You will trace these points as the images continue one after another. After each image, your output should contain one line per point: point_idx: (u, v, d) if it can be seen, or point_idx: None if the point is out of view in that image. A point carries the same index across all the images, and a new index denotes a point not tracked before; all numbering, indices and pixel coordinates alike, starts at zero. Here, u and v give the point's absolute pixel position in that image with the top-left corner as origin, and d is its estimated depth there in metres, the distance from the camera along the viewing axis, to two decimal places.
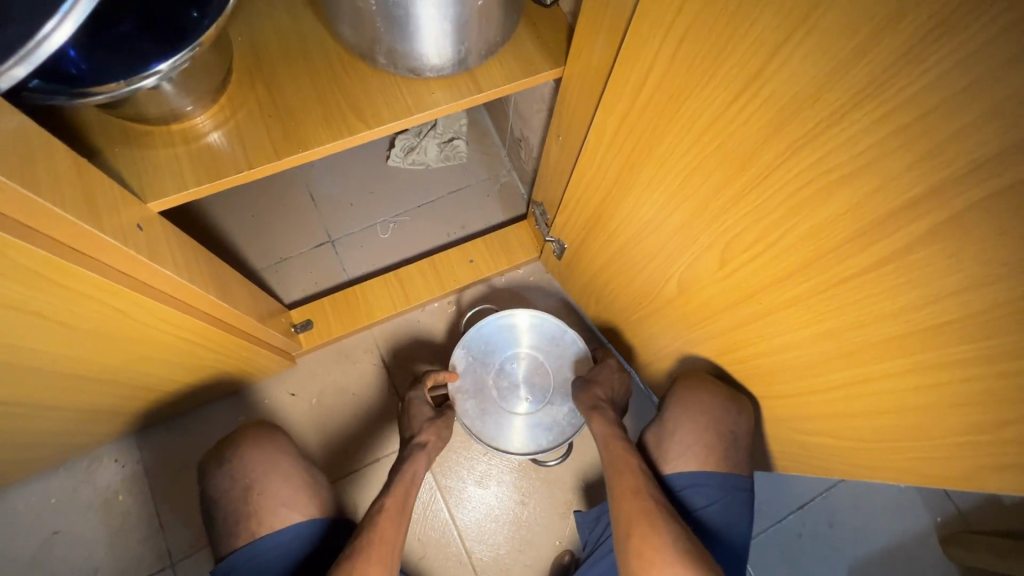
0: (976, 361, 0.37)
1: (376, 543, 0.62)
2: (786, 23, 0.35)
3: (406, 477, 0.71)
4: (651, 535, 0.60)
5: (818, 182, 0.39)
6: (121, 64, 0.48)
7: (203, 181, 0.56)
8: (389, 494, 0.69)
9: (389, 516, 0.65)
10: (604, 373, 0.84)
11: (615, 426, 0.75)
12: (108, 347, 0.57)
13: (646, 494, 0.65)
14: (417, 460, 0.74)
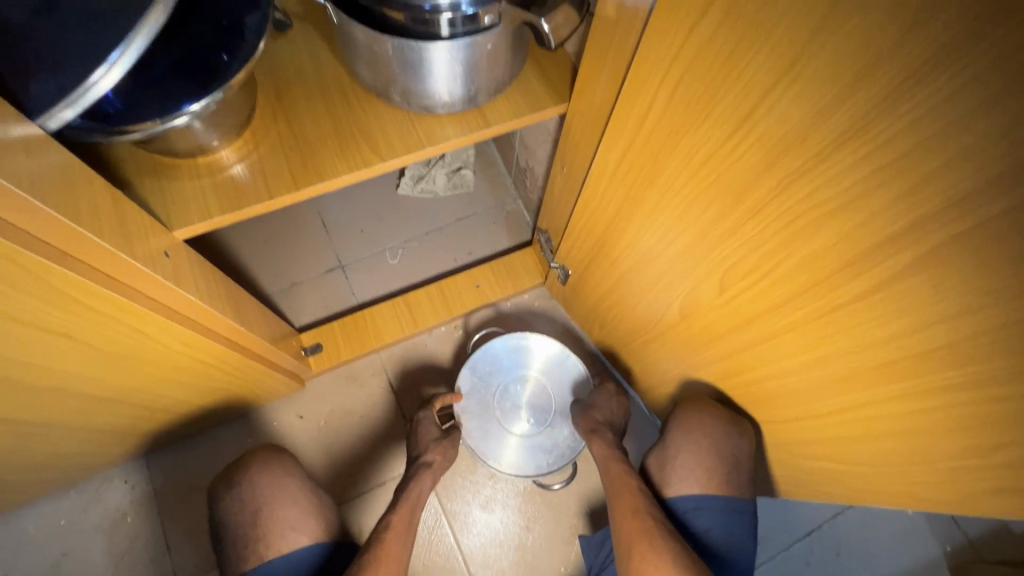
0: (965, 386, 0.39)
1: (378, 563, 0.63)
2: (773, 70, 0.38)
3: (412, 495, 0.72)
4: (653, 555, 0.61)
5: (808, 215, 0.41)
6: (153, 99, 0.51)
7: (226, 211, 0.60)
8: (393, 512, 0.70)
9: (394, 534, 0.67)
10: (603, 398, 0.85)
11: (615, 451, 0.76)
12: (130, 369, 0.60)
13: (647, 513, 0.66)
14: (422, 479, 0.75)
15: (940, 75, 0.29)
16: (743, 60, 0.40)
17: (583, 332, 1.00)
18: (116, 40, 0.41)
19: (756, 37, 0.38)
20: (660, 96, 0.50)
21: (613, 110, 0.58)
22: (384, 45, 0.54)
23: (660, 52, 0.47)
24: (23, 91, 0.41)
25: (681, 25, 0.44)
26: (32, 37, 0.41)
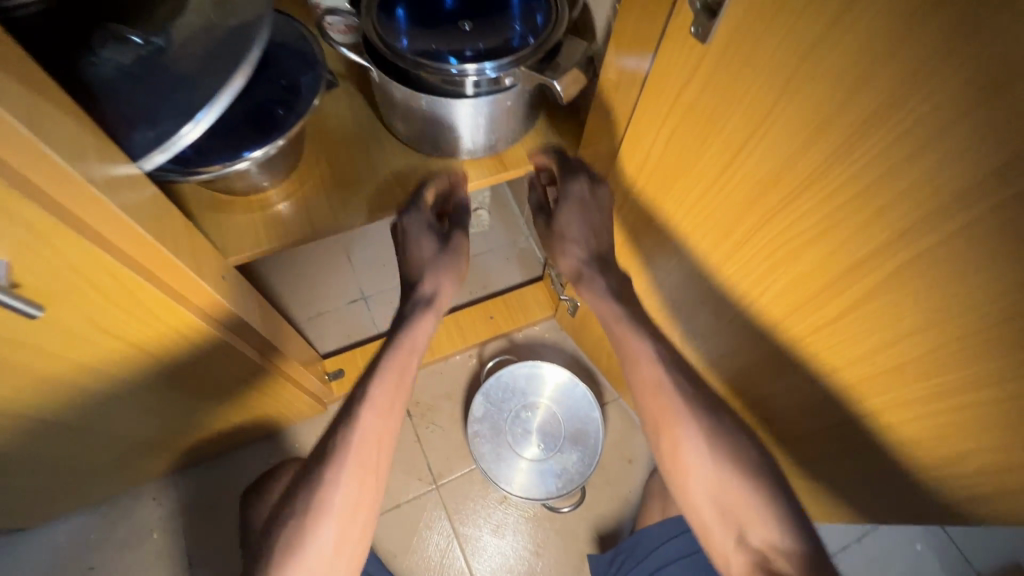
0: (933, 399, 0.43)
1: (358, 444, 0.58)
2: (746, 127, 0.45)
3: (393, 366, 0.63)
4: (678, 433, 0.57)
5: (785, 248, 0.48)
6: (218, 145, 0.60)
7: (274, 242, 0.68)
8: (381, 366, 0.63)
9: (376, 410, 0.60)
10: (577, 188, 0.64)
11: (607, 291, 0.63)
12: (178, 380, 0.66)
13: (671, 393, 0.58)
14: (419, 324, 0.66)
15: (872, 136, 0.35)
16: (721, 119, 0.47)
17: (592, 363, 1.05)
18: (204, 101, 0.52)
19: (730, 101, 0.45)
20: (657, 145, 0.58)
21: (615, 158, 0.67)
22: (417, 102, 0.63)
23: (655, 109, 0.55)
24: (125, 140, 0.51)
25: (671, 89, 0.52)
26: (130, 99, 0.52)
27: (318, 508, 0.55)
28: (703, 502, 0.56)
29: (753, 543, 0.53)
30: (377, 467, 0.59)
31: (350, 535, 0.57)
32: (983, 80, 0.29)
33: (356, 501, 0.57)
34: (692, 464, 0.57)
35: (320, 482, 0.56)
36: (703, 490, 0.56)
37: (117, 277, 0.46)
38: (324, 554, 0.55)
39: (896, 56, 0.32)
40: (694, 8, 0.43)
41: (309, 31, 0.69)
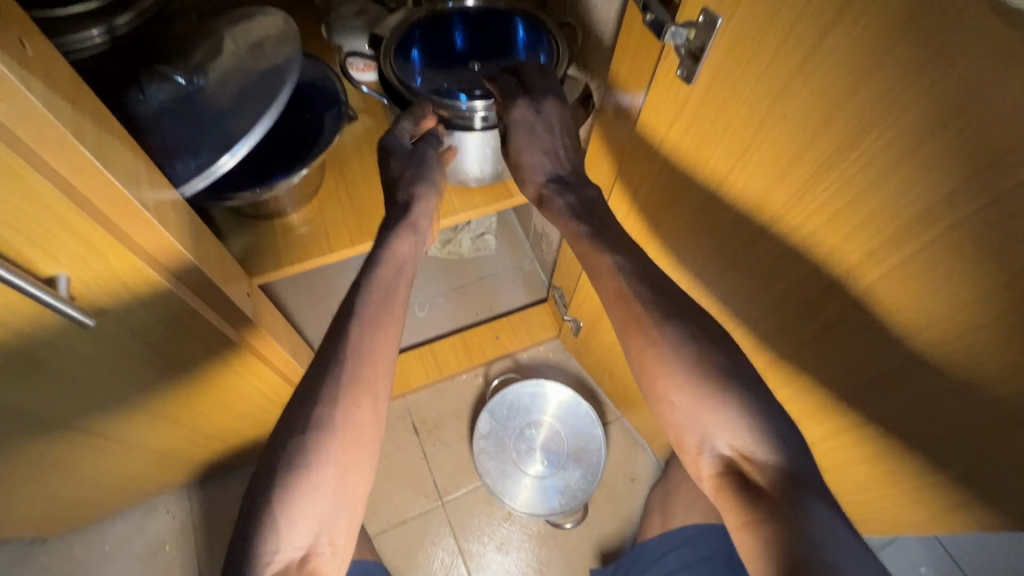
0: (909, 410, 0.46)
1: (358, 359, 0.51)
2: (730, 158, 0.49)
3: (380, 282, 0.55)
4: (648, 341, 0.50)
5: (769, 270, 0.52)
6: (251, 177, 0.66)
7: (294, 262, 0.72)
8: (367, 285, 0.55)
9: (369, 324, 0.53)
10: (520, 114, 0.60)
11: (565, 211, 0.59)
12: (201, 392, 0.70)
13: (640, 302, 0.51)
14: (401, 240, 0.58)
15: (836, 168, 0.40)
16: (707, 153, 0.52)
17: (595, 383, 1.08)
18: (241, 134, 0.58)
19: (715, 136, 0.50)
20: (649, 177, 0.62)
21: (613, 187, 0.71)
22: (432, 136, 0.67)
23: (648, 143, 0.60)
24: (171, 169, 0.57)
25: (661, 125, 0.57)
26: (173, 132, 0.58)
27: (320, 422, 0.48)
28: (675, 409, 0.48)
29: (724, 448, 0.46)
30: (381, 384, 0.52)
31: (359, 455, 0.49)
32: (923, 123, 0.33)
33: (359, 417, 0.50)
34: (661, 370, 0.49)
35: (319, 397, 0.49)
36: (679, 407, 0.48)
37: (160, 294, 0.51)
38: (333, 472, 0.48)
39: (850, 101, 0.36)
40: (679, 53, 0.49)
41: (334, 71, 0.75)
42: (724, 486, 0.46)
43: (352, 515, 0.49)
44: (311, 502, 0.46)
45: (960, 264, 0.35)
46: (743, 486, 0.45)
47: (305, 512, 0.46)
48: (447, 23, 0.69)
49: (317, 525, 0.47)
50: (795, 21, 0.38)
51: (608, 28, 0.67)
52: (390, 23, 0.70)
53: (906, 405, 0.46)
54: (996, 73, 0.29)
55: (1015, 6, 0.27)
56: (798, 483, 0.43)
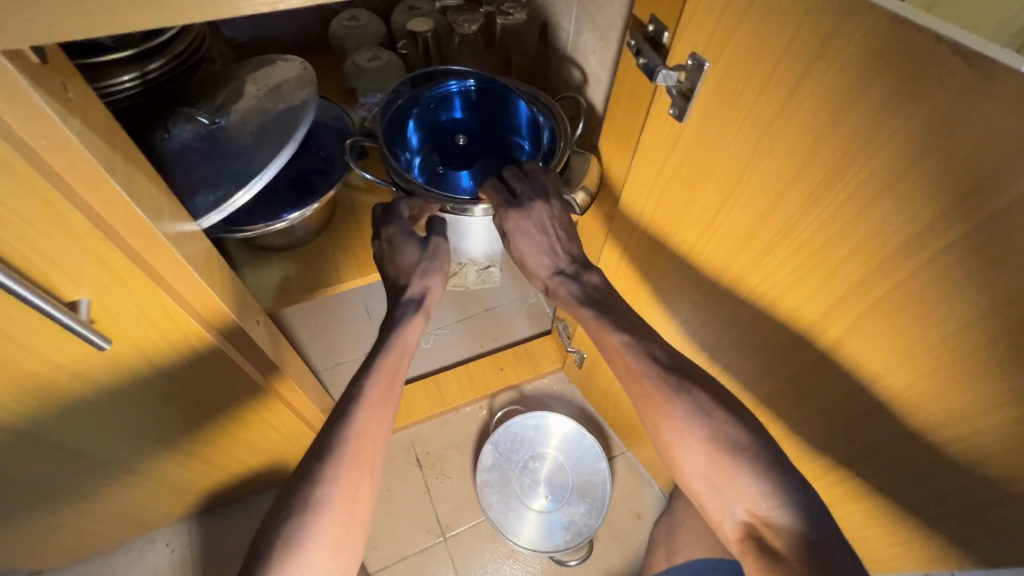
0: (910, 437, 0.46)
1: (361, 441, 0.53)
2: (723, 190, 0.51)
3: (386, 366, 0.58)
4: (661, 417, 0.53)
5: (767, 296, 0.52)
6: (261, 208, 0.69)
7: (304, 291, 0.75)
8: (374, 366, 0.57)
9: (373, 405, 0.55)
10: (511, 222, 0.61)
11: (572, 299, 0.61)
12: (209, 421, 0.71)
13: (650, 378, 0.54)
14: (411, 323, 0.62)
15: (825, 197, 0.41)
16: (701, 186, 0.54)
17: (600, 415, 1.08)
18: (258, 171, 0.61)
19: (707, 171, 0.53)
20: (649, 206, 0.64)
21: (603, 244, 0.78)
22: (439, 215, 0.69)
23: (645, 180, 0.63)
24: (190, 203, 0.59)
25: (658, 159, 0.59)
26: (193, 169, 0.61)
27: (319, 502, 0.49)
28: (693, 478, 0.51)
29: (746, 513, 0.48)
30: (375, 466, 0.54)
31: (351, 536, 0.51)
32: (902, 156, 0.35)
33: (356, 500, 0.51)
34: (674, 444, 0.52)
35: (321, 475, 0.50)
36: (694, 477, 0.51)
37: (178, 322, 0.53)
38: (326, 555, 0.48)
39: (833, 134, 0.38)
40: (672, 93, 0.52)
41: (345, 110, 0.80)
42: (746, 548, 0.47)
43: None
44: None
45: (949, 289, 0.36)
46: (761, 548, 0.46)
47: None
48: (432, 106, 0.74)
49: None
50: (777, 64, 0.40)
51: (605, 65, 0.72)
52: (382, 101, 0.73)
53: (907, 432, 0.45)
54: (967, 107, 0.31)
55: (977, 50, 0.30)
56: (817, 543, 0.45)
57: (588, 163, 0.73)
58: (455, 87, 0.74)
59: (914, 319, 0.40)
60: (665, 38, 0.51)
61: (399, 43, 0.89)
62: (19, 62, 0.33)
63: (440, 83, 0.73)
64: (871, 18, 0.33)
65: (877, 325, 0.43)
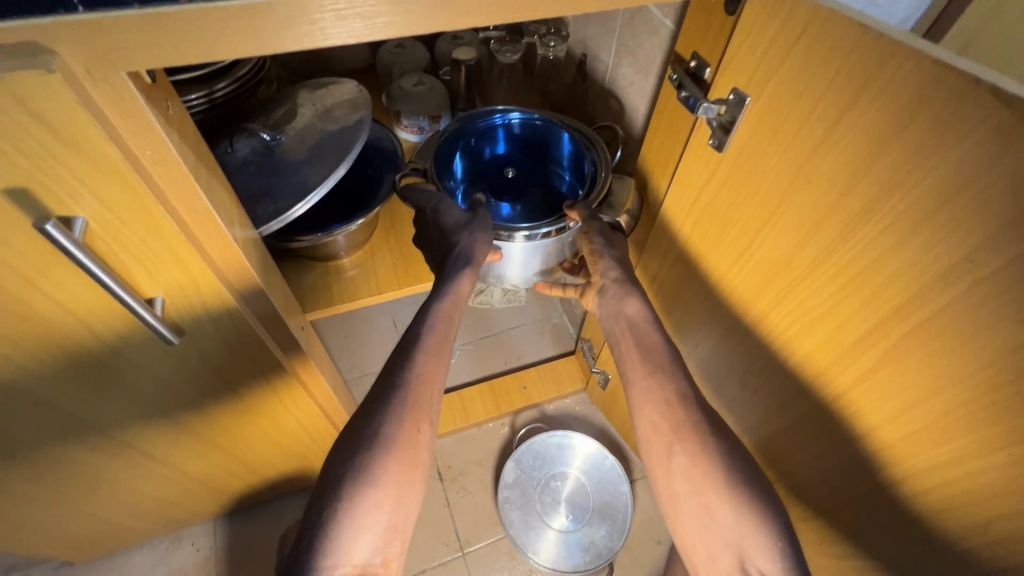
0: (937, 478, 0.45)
1: (420, 384, 0.55)
2: (760, 217, 0.53)
3: (442, 314, 0.60)
4: (666, 461, 0.56)
5: (796, 323, 0.53)
6: (317, 224, 0.74)
7: (345, 300, 0.78)
8: (430, 315, 0.60)
9: (430, 353, 0.57)
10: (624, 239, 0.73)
11: (645, 312, 0.65)
12: (245, 420, 0.74)
13: (663, 419, 0.58)
14: (464, 275, 0.63)
15: (864, 227, 0.43)
16: (739, 212, 0.56)
17: (621, 437, 1.08)
18: (314, 185, 0.65)
19: (745, 199, 0.55)
20: (688, 227, 0.66)
21: None
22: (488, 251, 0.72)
23: (684, 203, 0.65)
24: (251, 213, 0.63)
25: (695, 186, 0.62)
26: (256, 181, 0.65)
27: (383, 441, 0.51)
28: (694, 531, 0.54)
29: (755, 571, 0.50)
30: (435, 409, 0.56)
31: (415, 476, 0.53)
32: (940, 191, 0.37)
33: (418, 440, 0.53)
34: (678, 488, 0.55)
35: (385, 415, 0.52)
36: (697, 530, 0.54)
37: (236, 322, 0.56)
38: (393, 490, 0.51)
39: (871, 168, 0.41)
40: (711, 125, 0.55)
41: (392, 132, 0.85)
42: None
43: (403, 536, 0.52)
44: (371, 519, 0.49)
45: (983, 322, 0.37)
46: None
47: (364, 529, 0.49)
48: (476, 138, 0.78)
49: (374, 544, 0.49)
50: (818, 100, 0.43)
51: (643, 98, 0.76)
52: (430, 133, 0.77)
53: (932, 471, 0.45)
54: (1007, 147, 0.32)
55: (1013, 94, 0.32)
56: None
57: (628, 188, 0.74)
58: (499, 121, 0.78)
59: (946, 351, 0.40)
60: (707, 74, 0.55)
61: (443, 70, 0.94)
62: (135, 82, 0.37)
63: (486, 117, 0.77)
64: (913, 61, 0.35)
65: (907, 356, 0.43)
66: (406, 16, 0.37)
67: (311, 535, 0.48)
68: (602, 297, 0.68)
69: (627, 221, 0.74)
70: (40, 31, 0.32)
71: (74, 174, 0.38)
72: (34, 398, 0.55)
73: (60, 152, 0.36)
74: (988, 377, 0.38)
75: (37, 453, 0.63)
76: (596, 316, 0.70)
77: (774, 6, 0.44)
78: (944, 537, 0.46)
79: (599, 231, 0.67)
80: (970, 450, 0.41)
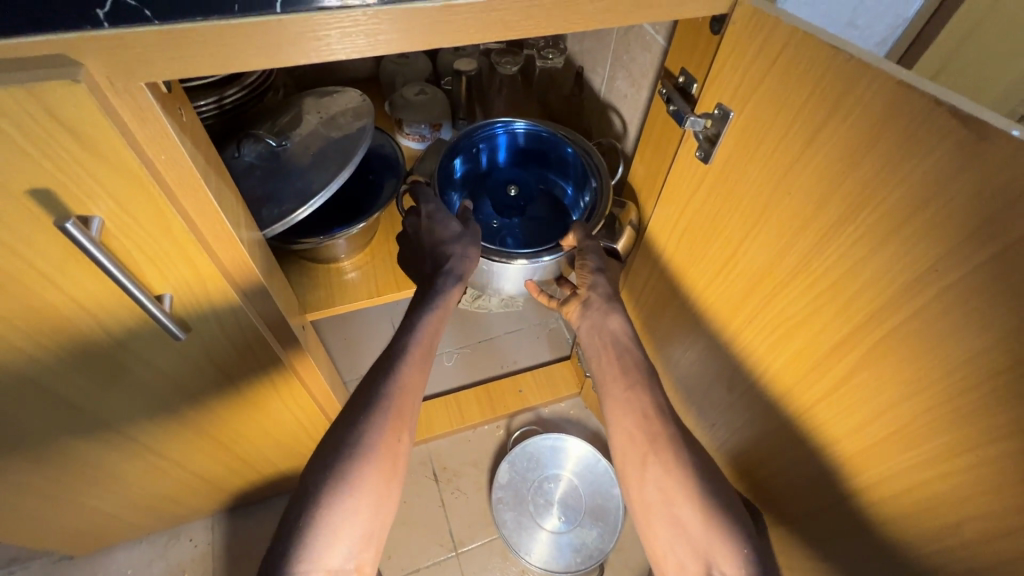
0: (910, 483, 0.46)
1: (402, 395, 0.57)
2: (744, 228, 0.55)
3: (427, 326, 0.62)
4: (641, 472, 0.58)
5: (777, 330, 0.55)
6: (319, 228, 0.76)
7: (345, 302, 0.80)
8: (416, 325, 0.62)
9: (414, 363, 0.59)
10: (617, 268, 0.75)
11: (626, 330, 0.66)
12: (244, 416, 0.76)
13: (639, 430, 0.59)
14: (450, 288, 0.65)
15: (838, 237, 0.45)
16: (723, 222, 0.58)
17: None
18: (316, 190, 0.67)
19: (729, 209, 0.57)
20: (675, 237, 0.68)
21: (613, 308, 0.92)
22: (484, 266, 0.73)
23: (672, 213, 0.67)
24: (256, 215, 0.66)
25: (682, 197, 0.64)
26: (260, 185, 0.68)
27: (364, 451, 0.53)
28: (665, 540, 0.55)
29: None
30: (415, 418, 0.58)
31: (392, 484, 0.55)
32: (907, 205, 0.39)
33: (397, 450, 0.55)
34: (650, 497, 0.57)
35: (367, 425, 0.54)
36: (666, 539, 0.55)
37: (239, 321, 0.59)
38: (370, 498, 0.53)
39: (844, 182, 0.43)
40: (699, 137, 0.58)
41: (393, 139, 0.87)
42: None
43: (378, 540, 0.55)
44: (346, 526, 0.52)
45: (947, 330, 0.39)
46: None
47: (340, 535, 0.51)
48: (477, 145, 0.80)
49: (349, 550, 0.52)
50: (795, 116, 0.45)
51: (637, 110, 0.78)
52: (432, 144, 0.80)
53: (904, 475, 0.46)
54: (965, 164, 0.34)
55: (971, 115, 0.34)
56: None
57: (628, 210, 0.76)
58: (500, 130, 0.80)
59: (914, 357, 0.42)
60: (694, 89, 0.58)
61: (444, 80, 0.97)
62: (151, 91, 0.40)
63: (489, 124, 0.79)
64: (880, 82, 0.38)
65: (879, 362, 0.45)
66: (406, 32, 0.40)
67: (286, 537, 0.51)
68: (586, 311, 0.69)
69: (626, 245, 0.76)
70: (67, 44, 0.34)
71: (90, 176, 0.40)
72: (44, 391, 0.57)
73: (81, 156, 0.39)
74: (952, 382, 0.39)
75: (44, 445, 0.65)
76: (574, 326, 0.70)
77: (755, 27, 0.47)
78: (915, 537, 0.47)
79: (592, 250, 0.69)
80: (937, 453, 0.43)
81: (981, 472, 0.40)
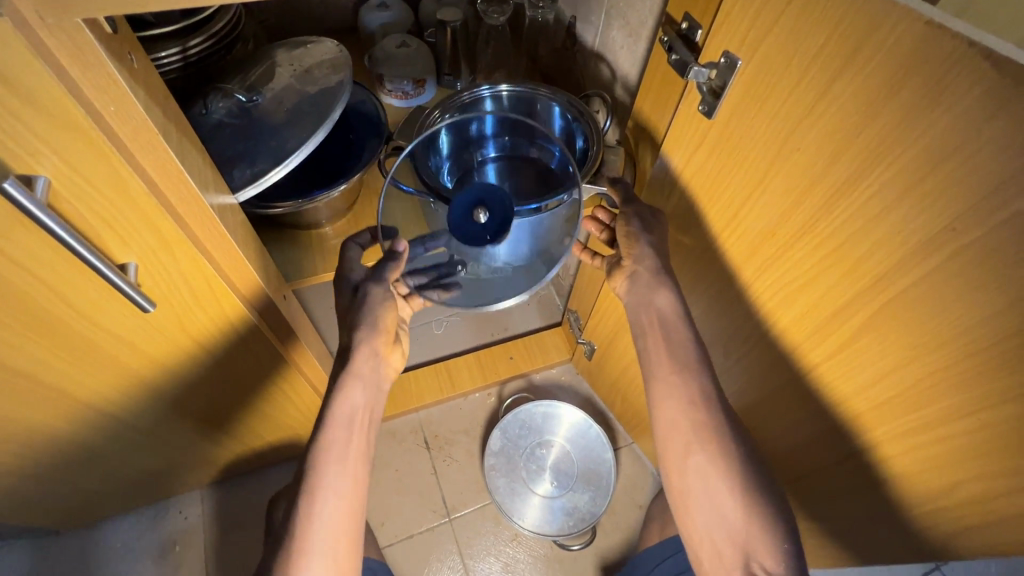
0: (915, 442, 0.45)
1: (307, 525, 0.54)
2: (749, 186, 0.53)
3: (327, 443, 0.58)
4: (683, 459, 0.58)
5: (782, 292, 0.53)
6: (295, 190, 0.72)
7: (329, 269, 0.76)
8: (314, 447, 0.58)
9: (314, 492, 0.56)
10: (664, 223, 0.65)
11: (677, 306, 0.62)
12: (229, 387, 0.74)
13: (684, 417, 0.59)
14: (347, 392, 0.60)
15: (849, 196, 0.42)
16: (727, 179, 0.56)
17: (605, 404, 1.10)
18: (293, 148, 0.63)
19: (733, 167, 0.54)
20: (674, 197, 0.66)
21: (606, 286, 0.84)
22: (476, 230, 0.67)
23: (674, 170, 0.64)
24: (228, 175, 0.61)
25: (685, 152, 0.61)
26: (229, 144, 0.63)
27: None
28: (703, 524, 0.57)
29: (759, 570, 0.53)
30: (331, 550, 0.54)
31: None
32: (927, 157, 0.36)
33: None
34: (691, 484, 0.57)
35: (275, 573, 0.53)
36: (706, 526, 0.56)
37: (213, 290, 0.56)
38: None
39: (861, 134, 0.40)
40: (702, 90, 0.54)
41: (374, 96, 0.82)
42: None
43: None
44: None
45: (959, 290, 0.37)
46: None
47: None
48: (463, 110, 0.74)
49: None
50: (810, 65, 0.42)
51: (635, 61, 0.74)
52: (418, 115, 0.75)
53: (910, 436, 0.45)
54: (994, 112, 0.32)
55: (1005, 55, 0.31)
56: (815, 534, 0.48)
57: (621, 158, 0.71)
58: (487, 93, 0.75)
59: (924, 319, 0.40)
60: (698, 36, 0.53)
61: (427, 32, 0.91)
62: (93, 30, 0.35)
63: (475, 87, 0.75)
64: (907, 21, 0.34)
65: (887, 325, 0.43)
66: None
67: None
68: (636, 288, 0.64)
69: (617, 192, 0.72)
70: None
71: (29, 128, 0.36)
72: (9, 367, 0.54)
73: (13, 104, 0.34)
74: (965, 344, 0.38)
75: (14, 424, 0.62)
76: (623, 299, 0.67)
77: None
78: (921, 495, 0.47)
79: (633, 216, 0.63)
80: (942, 413, 0.42)
81: (988, 432, 0.39)
